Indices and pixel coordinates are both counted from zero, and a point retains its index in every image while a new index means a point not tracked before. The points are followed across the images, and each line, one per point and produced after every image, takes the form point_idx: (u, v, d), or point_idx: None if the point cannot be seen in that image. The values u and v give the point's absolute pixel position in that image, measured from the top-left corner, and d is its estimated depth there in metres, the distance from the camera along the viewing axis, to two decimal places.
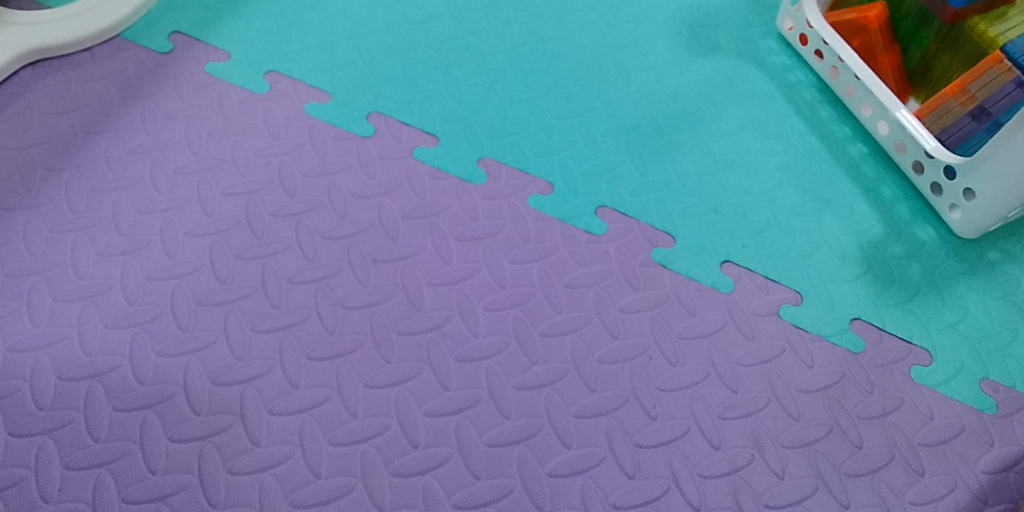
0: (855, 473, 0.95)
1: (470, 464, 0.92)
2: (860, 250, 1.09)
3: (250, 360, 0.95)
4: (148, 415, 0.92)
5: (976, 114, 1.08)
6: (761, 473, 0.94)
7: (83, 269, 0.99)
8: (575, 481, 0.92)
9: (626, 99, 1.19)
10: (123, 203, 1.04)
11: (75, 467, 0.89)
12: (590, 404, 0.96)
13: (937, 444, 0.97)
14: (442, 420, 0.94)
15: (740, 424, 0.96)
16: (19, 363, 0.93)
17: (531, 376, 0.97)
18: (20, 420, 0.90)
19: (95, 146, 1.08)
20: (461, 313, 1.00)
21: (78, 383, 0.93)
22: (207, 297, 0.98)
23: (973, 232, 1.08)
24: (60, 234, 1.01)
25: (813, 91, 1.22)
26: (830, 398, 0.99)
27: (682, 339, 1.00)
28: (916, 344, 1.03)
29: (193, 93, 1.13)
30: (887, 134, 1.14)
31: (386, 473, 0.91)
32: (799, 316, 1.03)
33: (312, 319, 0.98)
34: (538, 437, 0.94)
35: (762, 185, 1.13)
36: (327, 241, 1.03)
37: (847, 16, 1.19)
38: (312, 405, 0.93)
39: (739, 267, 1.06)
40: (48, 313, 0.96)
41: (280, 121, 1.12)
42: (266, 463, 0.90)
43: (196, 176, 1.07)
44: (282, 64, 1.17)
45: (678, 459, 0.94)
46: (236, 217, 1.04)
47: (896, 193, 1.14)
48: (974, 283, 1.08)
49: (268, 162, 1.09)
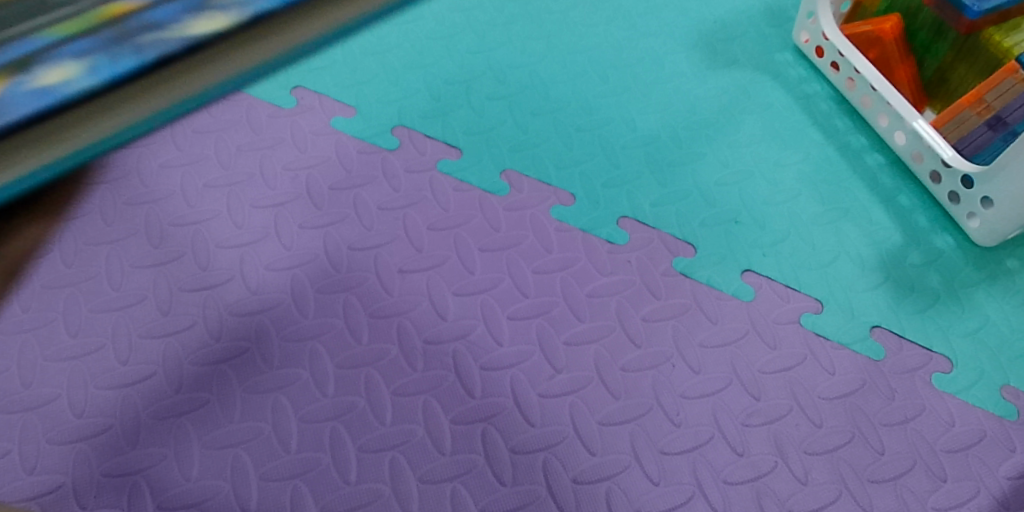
0: (879, 479, 0.96)
1: (496, 470, 0.93)
2: (878, 258, 1.10)
3: (280, 369, 0.97)
4: (182, 422, 0.94)
5: (993, 123, 1.09)
6: (785, 479, 0.95)
7: (118, 280, 1.02)
8: (600, 488, 0.93)
9: (645, 112, 1.21)
10: (155, 216, 1.07)
11: (110, 474, 0.91)
12: (615, 411, 0.97)
13: (960, 451, 0.98)
14: (468, 427, 0.95)
15: (763, 431, 0.97)
16: (57, 372, 0.96)
17: (555, 383, 0.98)
18: (58, 428, 0.93)
19: (128, 161, 1.11)
20: (486, 323, 1.02)
21: (113, 392, 0.95)
22: (237, 307, 1.01)
23: (992, 240, 1.09)
24: (95, 246, 1.04)
25: (830, 103, 1.24)
26: (852, 405, 1.00)
27: (703, 347, 1.02)
28: (936, 351, 1.04)
29: (222, 109, 1.16)
30: (904, 144, 1.16)
31: (414, 480, 0.92)
32: (820, 323, 1.04)
33: (340, 328, 1.00)
34: (563, 444, 0.95)
35: (780, 195, 1.14)
36: (354, 252, 1.05)
37: (863, 27, 1.21)
38: (341, 412, 0.95)
39: (759, 276, 1.07)
40: (84, 324, 0.99)
41: (307, 135, 1.15)
42: (297, 470, 0.92)
43: (226, 190, 1.09)
44: (309, 80, 1.20)
45: (702, 466, 0.95)
46: (265, 229, 1.06)
47: (914, 202, 1.15)
48: (993, 290, 1.09)
49: (296, 175, 1.11)
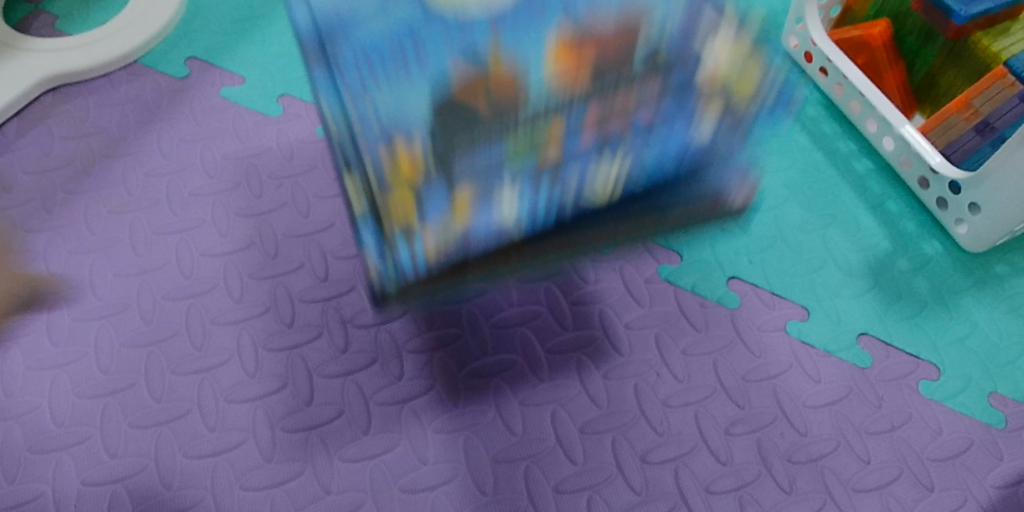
0: (864, 488, 0.95)
1: (478, 480, 0.93)
2: (867, 264, 1.09)
3: (262, 378, 0.97)
4: (163, 432, 0.93)
5: (981, 128, 1.08)
6: (769, 488, 0.94)
7: (101, 289, 1.02)
8: (582, 497, 0.92)
9: None
10: (140, 225, 1.07)
11: (90, 483, 0.91)
12: (598, 420, 0.97)
13: (947, 459, 0.96)
14: (450, 436, 0.95)
15: (748, 439, 0.97)
16: (39, 381, 0.96)
17: (539, 392, 0.98)
18: (39, 437, 0.93)
19: (113, 170, 1.11)
20: (470, 332, 1.01)
21: (94, 401, 0.95)
22: (221, 316, 1.01)
23: (980, 246, 1.08)
24: (79, 255, 1.04)
25: (819, 108, 1.23)
26: (838, 414, 0.99)
27: (688, 355, 1.01)
28: (924, 359, 1.02)
29: (209, 117, 1.16)
30: (893, 149, 1.15)
31: (395, 489, 0.92)
32: (806, 331, 1.04)
33: (322, 337, 1.00)
34: (546, 453, 0.95)
35: (768, 201, 1.14)
36: (338, 261, 1.05)
37: (851, 33, 1.20)
38: (322, 422, 0.95)
39: (745, 283, 1.07)
40: (67, 332, 0.99)
41: (293, 143, 1.14)
42: (278, 480, 0.92)
43: (211, 197, 1.09)
44: (295, 87, 1.20)
45: (686, 475, 0.94)
46: (250, 238, 1.06)
47: (903, 208, 1.14)
48: (983, 297, 1.07)
49: (280, 183, 1.11)
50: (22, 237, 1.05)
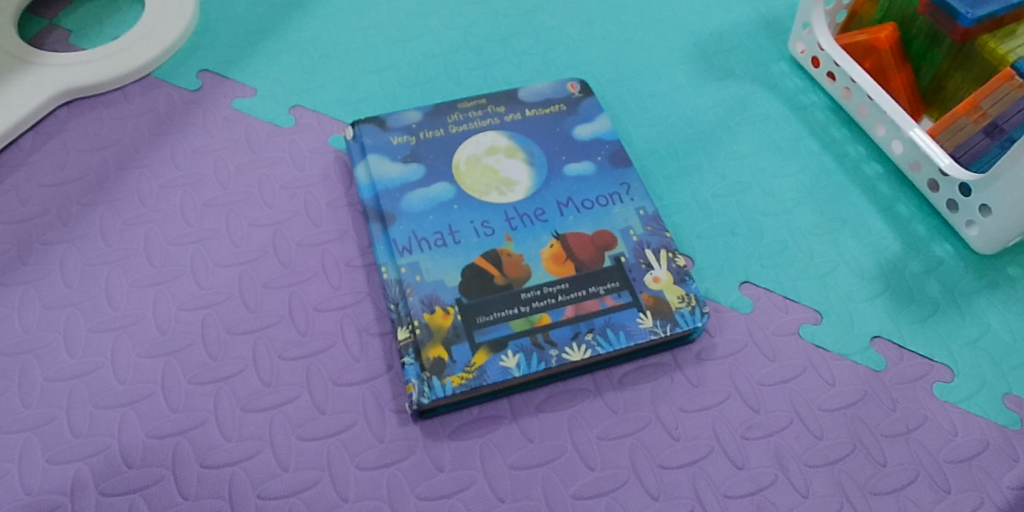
0: (880, 490, 0.95)
1: (495, 487, 0.93)
2: (878, 267, 1.09)
3: (279, 387, 0.97)
4: (181, 441, 0.94)
5: (990, 130, 1.07)
6: (785, 492, 0.94)
7: (117, 300, 1.02)
8: (599, 503, 0.92)
9: (641, 125, 1.21)
10: (155, 236, 1.07)
11: (109, 493, 0.91)
12: (613, 426, 0.97)
13: (963, 461, 0.96)
14: (467, 443, 0.95)
15: (764, 443, 0.97)
16: (57, 392, 0.96)
17: (554, 399, 0.98)
18: (57, 448, 0.93)
19: (128, 182, 1.12)
20: None
21: (112, 411, 0.95)
22: (236, 325, 1.01)
23: (992, 247, 1.07)
24: (95, 266, 1.05)
25: (826, 112, 1.24)
26: (852, 416, 0.99)
27: (702, 362, 1.01)
28: (938, 361, 1.02)
29: (221, 128, 1.17)
30: (901, 152, 1.14)
31: (412, 497, 0.92)
32: (820, 335, 1.04)
33: (337, 346, 1.00)
34: (562, 459, 0.95)
35: (778, 206, 1.14)
36: (352, 269, 1.06)
37: (859, 37, 1.21)
38: (338, 430, 0.95)
39: (758, 287, 1.07)
40: (84, 344, 0.99)
41: (305, 153, 1.15)
42: (296, 488, 0.92)
43: (224, 208, 1.10)
44: (306, 99, 1.20)
45: (702, 480, 0.94)
46: (264, 248, 1.07)
47: (913, 211, 1.14)
48: (995, 298, 1.07)
49: (294, 194, 1.12)
50: (37, 249, 1.06)
